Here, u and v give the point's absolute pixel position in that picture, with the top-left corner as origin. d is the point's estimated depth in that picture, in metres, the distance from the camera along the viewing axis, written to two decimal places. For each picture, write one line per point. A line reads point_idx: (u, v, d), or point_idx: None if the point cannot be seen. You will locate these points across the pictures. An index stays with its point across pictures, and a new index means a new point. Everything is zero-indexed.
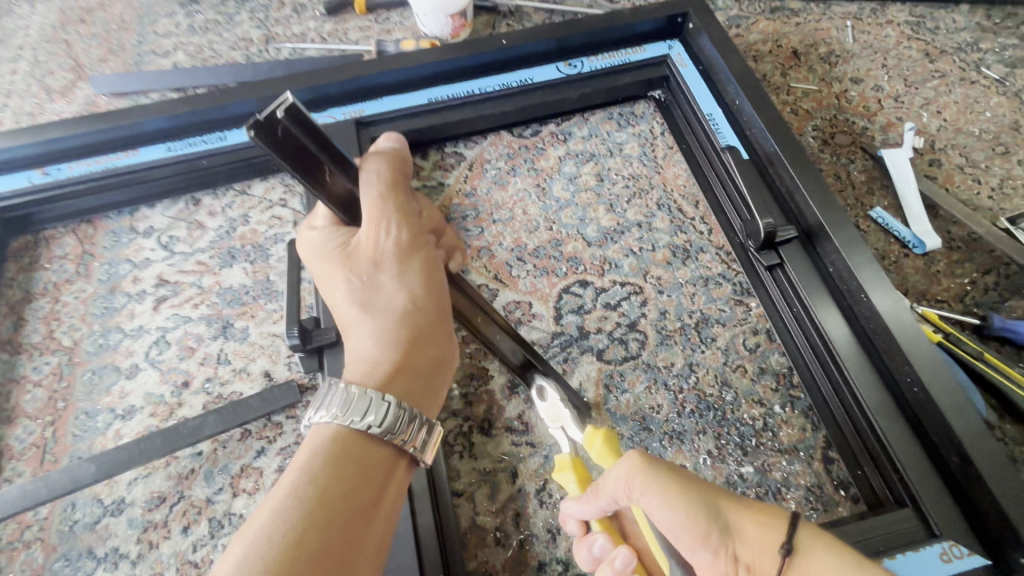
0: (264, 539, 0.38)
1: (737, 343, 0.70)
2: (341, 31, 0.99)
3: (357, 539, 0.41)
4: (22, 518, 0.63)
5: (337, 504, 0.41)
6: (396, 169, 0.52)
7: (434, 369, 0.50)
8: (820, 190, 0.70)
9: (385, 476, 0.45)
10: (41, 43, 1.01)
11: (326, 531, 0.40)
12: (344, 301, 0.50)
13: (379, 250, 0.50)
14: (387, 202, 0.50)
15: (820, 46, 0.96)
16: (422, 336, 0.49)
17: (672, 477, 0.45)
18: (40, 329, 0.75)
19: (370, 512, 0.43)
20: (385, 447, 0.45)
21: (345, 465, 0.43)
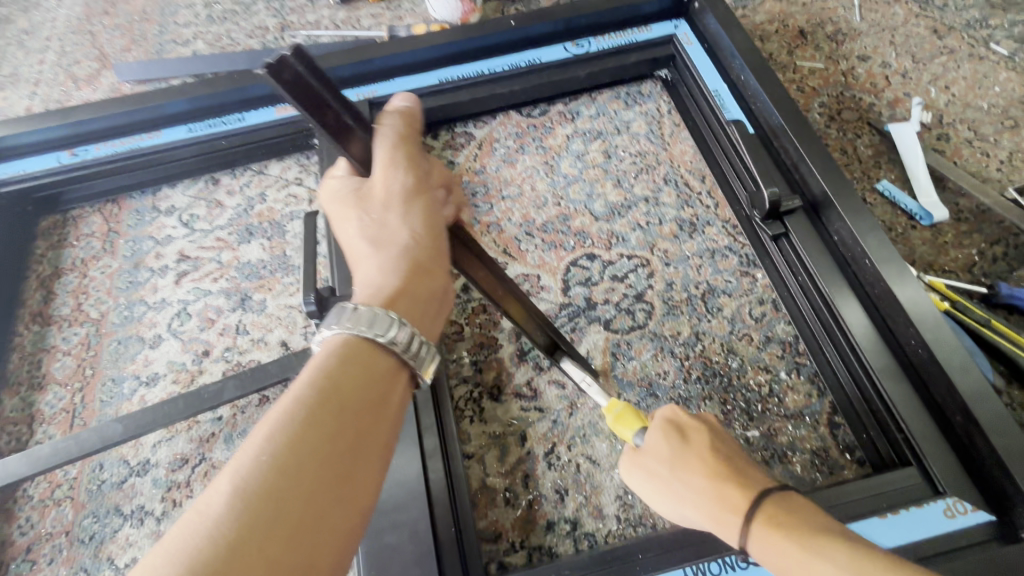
0: (273, 435, 0.34)
1: (743, 313, 0.71)
2: (353, 18, 1.02)
3: (370, 436, 0.38)
4: (54, 478, 0.66)
5: (348, 404, 0.37)
6: (409, 117, 0.48)
7: (434, 304, 0.46)
8: (824, 159, 0.71)
9: (391, 383, 0.41)
10: (68, 35, 1.05)
11: (337, 428, 0.36)
12: (354, 237, 0.46)
13: (387, 191, 0.46)
14: (397, 146, 0.46)
15: (827, 26, 0.96)
16: (427, 270, 0.46)
17: (647, 483, 0.50)
18: (69, 302, 0.78)
19: (381, 416, 0.39)
20: (391, 357, 0.41)
21: (356, 365, 0.39)
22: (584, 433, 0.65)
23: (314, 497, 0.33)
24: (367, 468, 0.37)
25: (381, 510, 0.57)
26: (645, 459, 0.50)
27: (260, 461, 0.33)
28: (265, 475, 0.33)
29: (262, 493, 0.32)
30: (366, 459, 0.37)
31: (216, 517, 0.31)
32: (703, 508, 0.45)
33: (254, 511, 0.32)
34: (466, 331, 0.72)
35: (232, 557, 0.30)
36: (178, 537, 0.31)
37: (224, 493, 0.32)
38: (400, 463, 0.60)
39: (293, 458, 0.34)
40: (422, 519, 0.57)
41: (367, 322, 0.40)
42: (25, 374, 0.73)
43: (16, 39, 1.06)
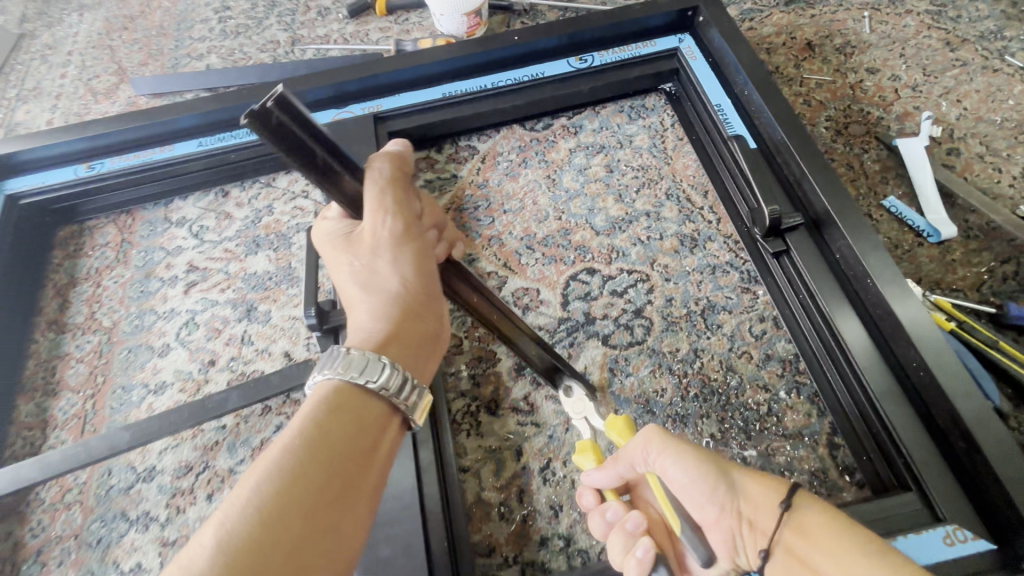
0: (264, 485, 0.38)
1: (743, 330, 0.70)
2: (362, 32, 1.04)
3: (357, 485, 0.41)
4: (64, 482, 0.68)
5: (336, 455, 0.41)
6: (397, 165, 0.52)
7: (427, 345, 0.50)
8: (826, 177, 0.70)
9: (379, 432, 0.45)
10: (88, 49, 1.09)
11: (325, 479, 0.40)
12: (348, 280, 0.50)
13: (375, 237, 0.50)
14: (384, 192, 0.50)
15: (836, 38, 0.95)
16: (418, 314, 0.50)
17: (687, 442, 0.50)
18: (83, 310, 0.80)
19: (366, 465, 0.43)
20: (378, 406, 0.45)
21: (347, 415, 0.43)
22: None
23: (300, 545, 0.37)
24: (350, 516, 0.40)
25: (375, 523, 0.58)
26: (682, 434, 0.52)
27: (250, 510, 0.37)
28: (257, 518, 0.37)
29: (255, 539, 0.36)
30: (349, 507, 0.41)
31: (208, 562, 0.35)
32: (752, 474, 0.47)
33: (245, 554, 0.35)
34: (464, 345, 0.73)
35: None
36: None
37: (217, 539, 0.36)
38: (395, 476, 0.60)
39: (282, 508, 0.37)
40: (415, 533, 0.58)
41: (362, 370, 0.44)
42: (40, 381, 0.75)
43: (40, 54, 1.10)
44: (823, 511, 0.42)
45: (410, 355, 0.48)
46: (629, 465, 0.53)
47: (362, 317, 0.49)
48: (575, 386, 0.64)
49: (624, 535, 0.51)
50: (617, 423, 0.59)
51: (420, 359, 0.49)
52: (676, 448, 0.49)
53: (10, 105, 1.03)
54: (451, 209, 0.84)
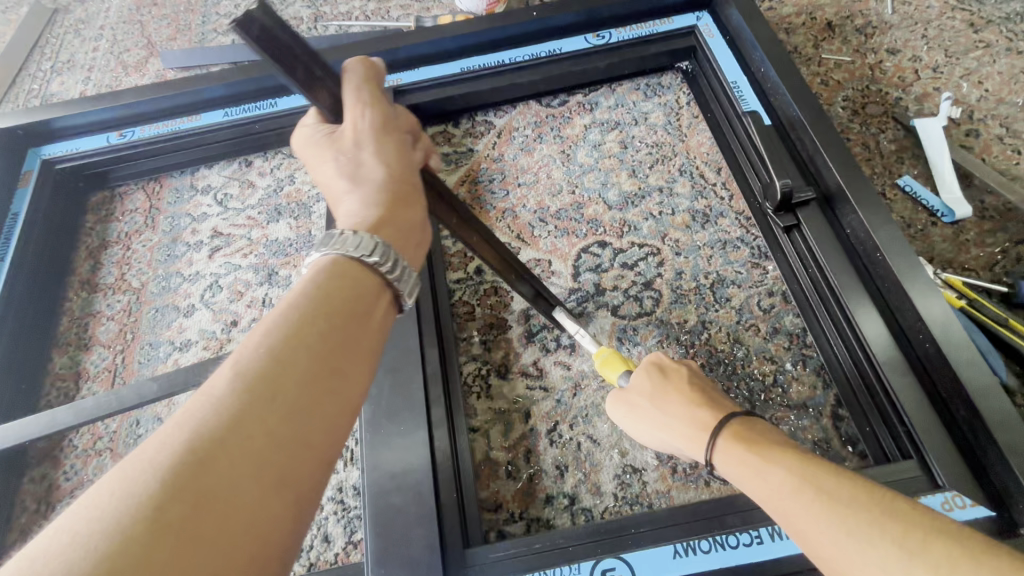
0: (270, 334, 0.34)
1: (752, 304, 0.71)
2: (383, 9, 1.05)
3: (356, 348, 0.37)
4: (96, 430, 0.72)
5: (337, 313, 0.37)
6: (373, 64, 0.47)
7: (417, 234, 0.45)
8: (839, 152, 0.70)
9: (376, 300, 0.40)
10: (119, 24, 1.13)
11: (328, 334, 0.36)
12: (331, 178, 0.44)
13: (357, 130, 0.44)
14: (362, 85, 0.45)
15: (856, 18, 0.94)
16: (406, 201, 0.44)
17: (627, 413, 0.59)
18: (114, 271, 0.84)
19: (367, 329, 0.38)
20: (375, 276, 0.40)
21: (344, 280, 0.38)
22: (587, 413, 0.67)
23: (304, 395, 0.33)
24: (351, 378, 0.36)
25: (389, 475, 0.60)
26: (627, 394, 0.59)
27: (256, 356, 0.33)
28: (259, 367, 0.33)
29: (259, 384, 0.32)
30: (352, 369, 0.36)
31: (214, 400, 0.31)
32: (679, 431, 0.52)
33: (247, 399, 0.31)
34: (477, 312, 0.75)
35: (227, 437, 0.30)
36: (182, 416, 0.30)
37: (223, 380, 0.32)
38: (408, 430, 0.63)
39: (283, 360, 0.33)
40: (426, 483, 0.60)
41: (353, 244, 0.39)
42: (73, 336, 0.79)
43: (73, 28, 1.14)
44: (739, 466, 0.45)
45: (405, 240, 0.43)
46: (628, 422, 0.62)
47: (347, 210, 0.43)
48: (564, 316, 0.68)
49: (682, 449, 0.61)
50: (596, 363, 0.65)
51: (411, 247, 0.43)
52: (638, 432, 0.58)
53: (46, 77, 1.07)
54: (467, 182, 0.86)
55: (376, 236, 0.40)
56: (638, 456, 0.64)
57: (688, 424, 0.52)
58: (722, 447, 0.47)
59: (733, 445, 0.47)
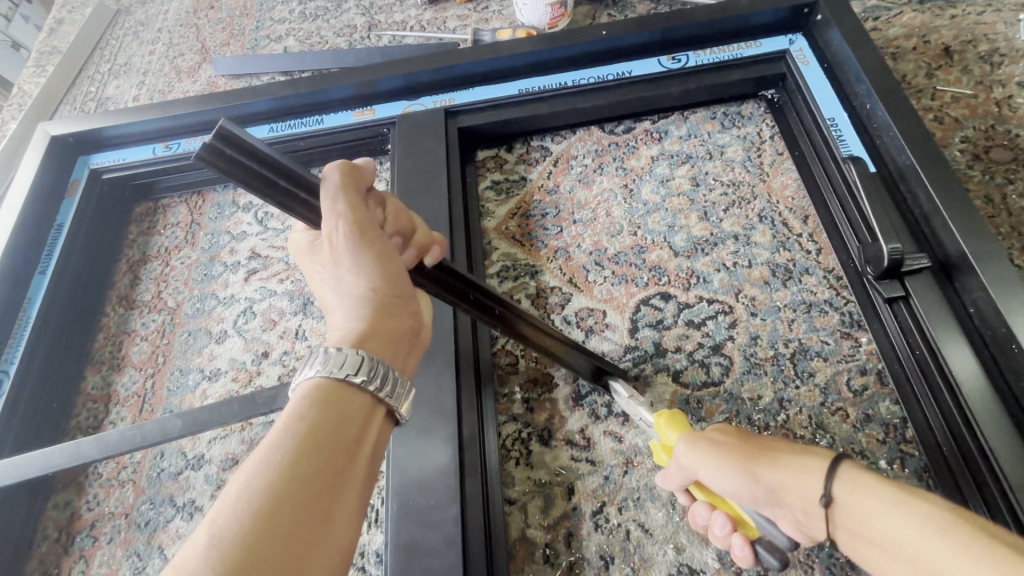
0: (250, 482, 0.32)
1: (840, 383, 0.62)
2: (440, 19, 1.00)
3: (345, 483, 0.34)
4: (121, 459, 0.69)
5: (324, 446, 0.34)
6: (353, 169, 0.42)
7: (409, 339, 0.42)
8: (965, 213, 0.58)
9: (366, 422, 0.37)
10: (177, 27, 1.11)
11: (316, 471, 0.33)
12: (322, 289, 0.43)
13: (333, 243, 0.40)
14: (336, 198, 0.40)
15: (980, 43, 0.81)
16: (397, 308, 0.41)
17: (712, 451, 0.50)
18: (152, 288, 0.82)
19: (357, 458, 0.36)
20: (364, 396, 0.37)
21: (329, 408, 0.36)
22: (638, 496, 0.59)
23: (291, 550, 0.31)
24: (341, 520, 0.34)
25: (413, 553, 0.54)
26: (711, 433, 0.51)
27: (235, 513, 0.31)
28: (238, 530, 0.30)
29: (242, 545, 0.30)
30: (343, 508, 0.34)
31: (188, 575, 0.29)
32: (780, 471, 0.45)
33: (226, 570, 0.29)
34: (521, 364, 0.68)
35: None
36: None
37: (202, 545, 0.30)
38: (438, 503, 0.56)
39: (265, 515, 0.31)
40: (454, 569, 0.53)
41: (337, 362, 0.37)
42: (107, 354, 0.77)
43: (133, 30, 1.14)
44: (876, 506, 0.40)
45: (394, 347, 0.40)
46: (683, 477, 0.53)
47: (332, 324, 0.41)
48: (618, 385, 0.61)
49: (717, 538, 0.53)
50: (660, 422, 0.56)
51: (398, 354, 0.41)
52: (703, 471, 0.50)
53: (103, 79, 1.07)
54: (517, 215, 0.78)
55: (359, 350, 0.38)
56: (696, 555, 0.56)
57: (792, 456, 0.46)
58: (842, 484, 0.42)
59: (862, 485, 0.41)
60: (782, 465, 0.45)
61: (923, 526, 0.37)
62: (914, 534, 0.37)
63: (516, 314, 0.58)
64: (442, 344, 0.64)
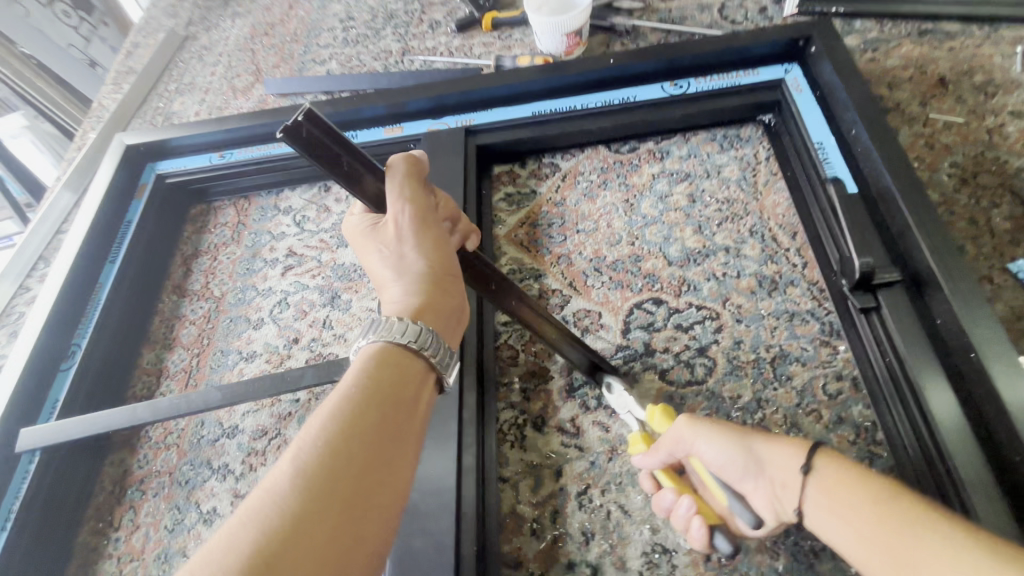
0: (329, 423, 0.38)
1: (816, 386, 0.66)
2: (467, 46, 1.10)
3: (405, 432, 0.40)
4: (167, 426, 0.79)
5: (388, 398, 0.40)
6: (415, 162, 0.50)
7: (457, 315, 0.49)
8: (935, 233, 0.63)
9: (420, 384, 0.44)
10: (235, 51, 1.25)
11: (383, 417, 0.39)
12: (377, 267, 0.49)
13: (398, 226, 0.48)
14: (403, 186, 0.48)
15: (976, 74, 0.85)
16: (446, 285, 0.49)
17: (711, 425, 0.57)
18: (201, 279, 0.93)
19: (414, 414, 0.42)
20: (418, 360, 0.44)
21: (392, 369, 0.42)
22: (620, 481, 0.64)
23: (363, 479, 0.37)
24: (403, 462, 0.39)
25: (413, 516, 0.61)
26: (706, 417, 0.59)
27: (317, 446, 0.36)
28: (320, 460, 0.36)
29: (325, 469, 0.36)
30: (403, 452, 0.40)
31: (280, 492, 0.34)
32: (771, 450, 0.53)
33: (312, 489, 0.35)
34: (521, 357, 0.75)
35: (296, 523, 0.33)
36: (252, 509, 0.34)
37: (289, 470, 0.35)
38: (437, 474, 0.63)
39: (342, 450, 0.37)
40: (448, 532, 0.59)
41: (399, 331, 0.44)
42: (161, 335, 0.88)
43: (197, 54, 1.28)
44: (847, 484, 0.48)
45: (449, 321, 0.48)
46: (669, 452, 0.59)
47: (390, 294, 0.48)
48: (613, 382, 0.66)
49: (679, 520, 0.57)
50: (655, 411, 0.63)
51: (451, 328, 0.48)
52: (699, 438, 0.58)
53: (169, 96, 1.21)
54: (526, 224, 0.86)
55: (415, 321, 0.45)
56: (670, 536, 0.61)
57: (780, 438, 0.54)
58: (821, 463, 0.50)
59: (834, 469, 0.49)
60: (772, 443, 0.54)
61: (878, 504, 0.45)
62: (868, 511, 0.45)
63: (524, 303, 0.64)
64: None
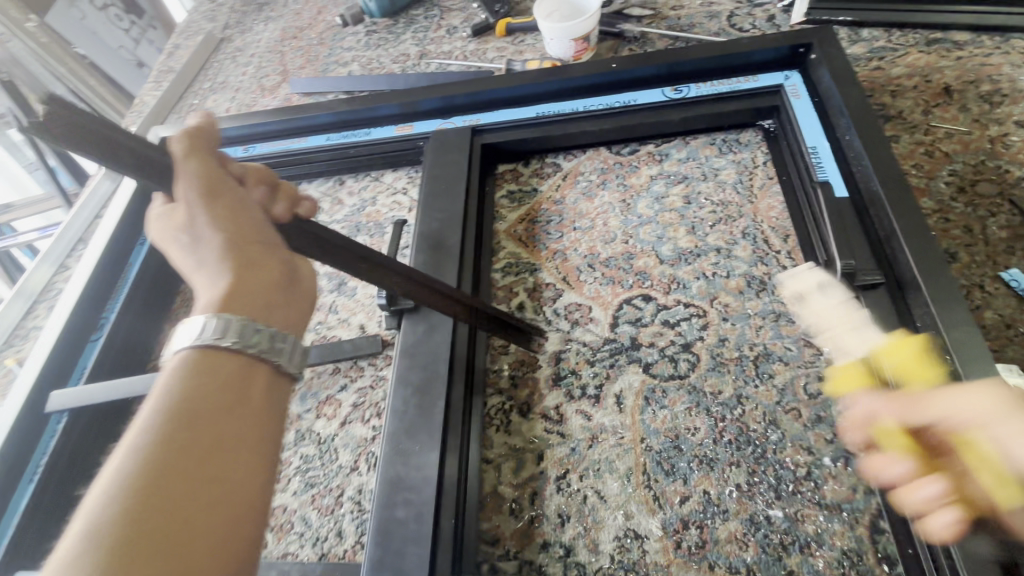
0: (133, 453, 0.37)
1: (797, 386, 0.67)
2: (481, 50, 1.14)
3: (235, 436, 0.40)
4: None
5: (204, 406, 0.39)
6: (198, 128, 0.49)
7: (277, 292, 0.48)
8: (919, 239, 0.64)
9: (247, 381, 0.43)
10: (266, 53, 1.33)
11: (208, 427, 0.39)
12: (188, 256, 0.49)
13: (187, 205, 0.47)
14: (186, 157, 0.47)
15: (982, 84, 0.85)
16: (255, 261, 0.47)
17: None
18: None
19: (244, 413, 0.41)
20: (239, 358, 0.43)
21: (207, 375, 0.41)
22: (598, 467, 0.67)
23: (200, 496, 0.37)
24: (234, 463, 0.39)
25: (397, 487, 0.65)
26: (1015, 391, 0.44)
27: (123, 481, 0.35)
28: (129, 491, 0.35)
29: (139, 503, 0.35)
30: (234, 453, 0.39)
31: (86, 536, 0.33)
32: None
33: (127, 517, 0.34)
34: (511, 346, 0.78)
35: (119, 559, 0.32)
36: (60, 562, 0.33)
37: (96, 512, 0.34)
38: (421, 449, 0.66)
39: (157, 472, 0.36)
40: (429, 504, 0.63)
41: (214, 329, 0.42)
42: (182, 314, 0.95)
43: (231, 55, 1.37)
44: None
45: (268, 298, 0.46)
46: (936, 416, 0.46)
47: (205, 287, 0.47)
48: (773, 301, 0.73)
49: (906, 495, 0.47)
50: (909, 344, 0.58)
51: (268, 303, 0.46)
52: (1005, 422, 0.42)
53: (204, 94, 1.29)
54: (526, 220, 0.89)
55: (222, 315, 0.43)
56: (643, 522, 0.62)
57: None
58: None
59: None
60: None
61: None
62: None
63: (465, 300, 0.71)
64: (443, 320, 0.75)
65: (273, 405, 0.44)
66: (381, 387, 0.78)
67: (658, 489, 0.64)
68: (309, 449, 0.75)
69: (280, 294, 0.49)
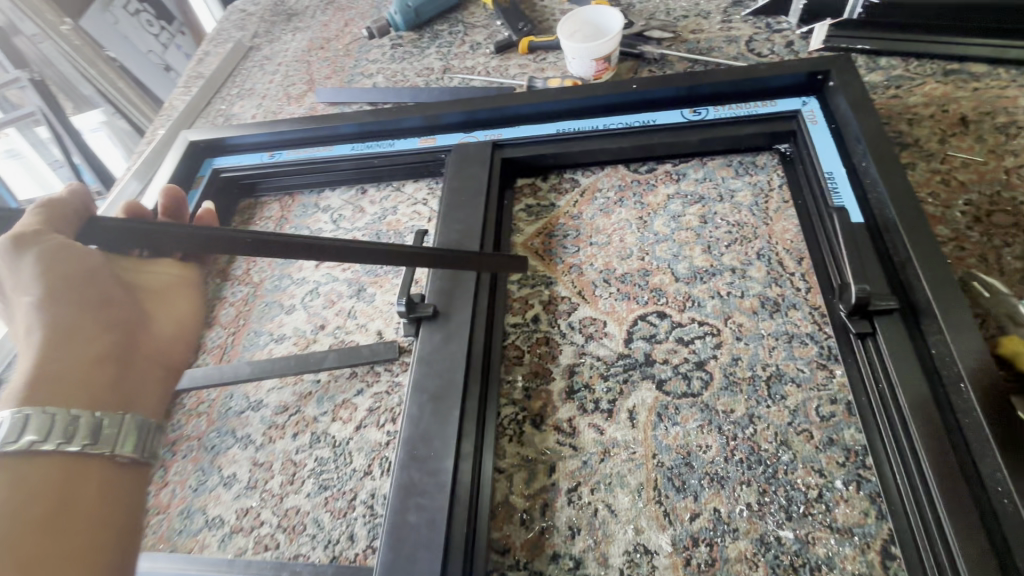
0: None
1: (809, 408, 0.67)
2: (503, 67, 1.17)
3: (63, 520, 0.54)
4: (200, 395, 0.86)
5: (27, 498, 0.53)
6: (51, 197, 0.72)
7: (92, 347, 0.66)
8: (935, 267, 0.65)
9: (81, 477, 0.57)
10: (293, 62, 1.37)
11: (33, 542, 0.51)
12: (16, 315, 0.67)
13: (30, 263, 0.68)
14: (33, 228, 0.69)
15: (998, 115, 0.86)
16: (83, 325, 0.68)
17: None
18: (243, 266, 1.01)
19: (72, 502, 0.55)
20: (60, 459, 0.56)
21: (31, 473, 0.55)
22: (609, 481, 0.67)
23: None
24: (64, 541, 0.53)
25: (410, 493, 0.66)
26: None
27: None
28: None
29: None
30: (65, 535, 0.53)
31: None
32: None
33: None
34: (525, 358, 0.79)
35: None
36: None
37: None
38: (435, 456, 0.68)
39: None
40: (441, 510, 0.64)
41: (46, 432, 0.56)
42: None
43: (260, 63, 1.41)
44: None
45: (88, 378, 0.64)
46: None
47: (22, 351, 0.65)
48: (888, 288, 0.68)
49: None
50: None
51: (101, 377, 0.65)
52: None
53: (231, 100, 1.33)
54: (543, 234, 0.91)
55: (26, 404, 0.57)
56: (653, 538, 0.63)
57: None
58: None
59: None
60: None
61: None
62: None
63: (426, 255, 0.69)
64: (460, 329, 0.77)
65: (107, 499, 0.58)
66: (397, 393, 0.79)
67: (669, 505, 0.64)
68: (324, 451, 0.77)
69: (130, 360, 0.71)
